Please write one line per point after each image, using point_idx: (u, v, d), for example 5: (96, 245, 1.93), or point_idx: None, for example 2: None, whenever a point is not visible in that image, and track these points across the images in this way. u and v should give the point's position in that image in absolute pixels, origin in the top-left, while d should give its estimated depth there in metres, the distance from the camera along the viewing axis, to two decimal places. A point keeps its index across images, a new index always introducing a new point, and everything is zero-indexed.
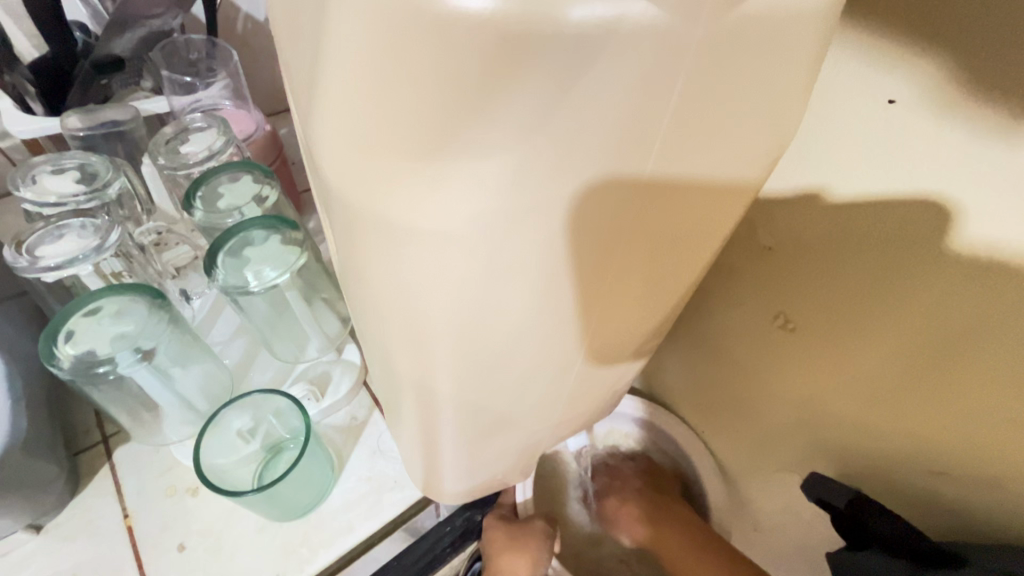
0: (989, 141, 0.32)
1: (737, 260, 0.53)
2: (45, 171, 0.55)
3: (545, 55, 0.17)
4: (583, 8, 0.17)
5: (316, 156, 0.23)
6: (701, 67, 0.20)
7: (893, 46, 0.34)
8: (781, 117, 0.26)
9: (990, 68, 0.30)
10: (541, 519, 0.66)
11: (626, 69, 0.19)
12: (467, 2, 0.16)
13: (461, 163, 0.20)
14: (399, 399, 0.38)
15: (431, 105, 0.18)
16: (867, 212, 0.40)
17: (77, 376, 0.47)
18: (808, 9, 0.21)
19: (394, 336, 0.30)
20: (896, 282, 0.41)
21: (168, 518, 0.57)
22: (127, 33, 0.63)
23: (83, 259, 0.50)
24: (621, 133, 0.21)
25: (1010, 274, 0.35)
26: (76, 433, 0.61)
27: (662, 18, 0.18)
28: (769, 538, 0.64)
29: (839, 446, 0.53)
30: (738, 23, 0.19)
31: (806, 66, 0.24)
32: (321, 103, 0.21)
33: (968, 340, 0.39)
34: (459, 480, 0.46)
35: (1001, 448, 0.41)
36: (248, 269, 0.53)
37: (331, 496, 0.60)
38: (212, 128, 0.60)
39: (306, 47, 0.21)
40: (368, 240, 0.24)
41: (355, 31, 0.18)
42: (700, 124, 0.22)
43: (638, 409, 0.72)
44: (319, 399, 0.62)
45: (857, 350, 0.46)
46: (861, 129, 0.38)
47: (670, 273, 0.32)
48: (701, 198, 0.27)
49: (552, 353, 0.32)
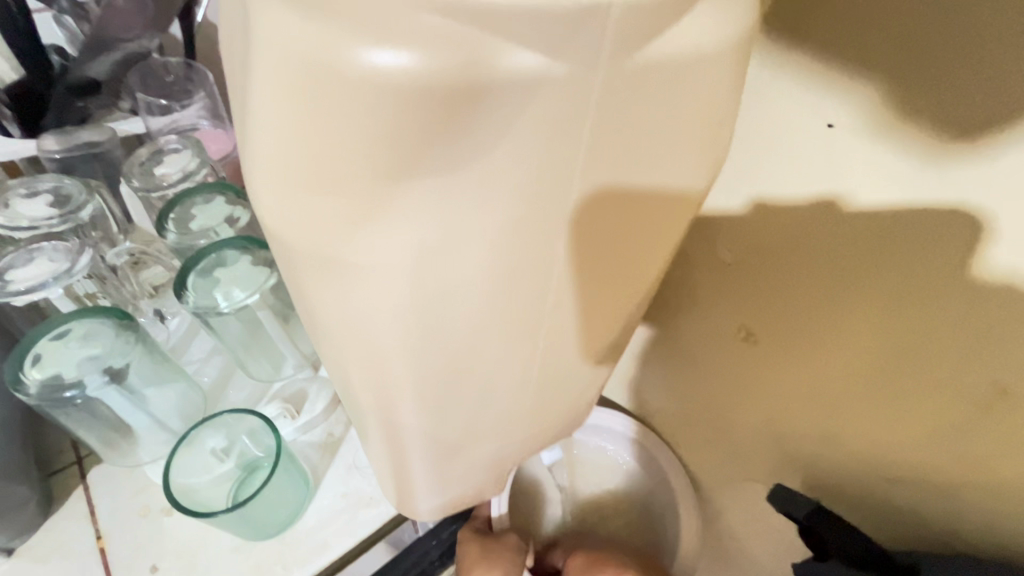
0: (920, 163, 0.34)
1: (700, 275, 0.53)
2: (19, 194, 0.56)
3: (459, 102, 0.18)
4: (488, 59, 0.18)
5: (254, 194, 0.23)
6: (612, 108, 0.21)
7: (827, 71, 0.35)
8: (712, 141, 0.27)
9: (917, 93, 0.32)
10: (515, 535, 0.65)
11: (539, 113, 0.20)
12: (380, 57, 0.17)
13: (390, 202, 0.21)
14: (361, 420, 0.38)
15: (355, 149, 0.19)
16: (817, 228, 0.41)
17: (45, 401, 0.47)
18: (716, 47, 0.22)
19: (345, 360, 0.30)
20: (847, 297, 0.42)
21: (140, 540, 0.57)
22: (104, 56, 0.64)
23: (52, 283, 0.50)
24: (543, 170, 0.22)
25: (951, 290, 0.36)
26: (49, 455, 0.61)
27: (567, 65, 0.19)
28: (744, 548, 0.64)
29: (803, 457, 0.54)
30: (645, 65, 0.20)
31: (727, 94, 0.25)
32: (254, 142, 0.21)
33: (924, 356, 0.40)
34: (429, 498, 0.46)
35: (951, 457, 0.42)
36: (217, 291, 0.54)
37: (306, 514, 0.60)
38: (186, 149, 0.61)
39: (238, 89, 0.21)
40: (308, 272, 0.24)
41: (278, 78, 0.19)
42: (624, 155, 0.23)
43: (630, 429, 0.72)
44: (294, 416, 0.62)
45: (816, 362, 0.47)
46: (805, 149, 0.39)
47: (620, 296, 0.32)
48: (644, 217, 0.27)
49: (506, 374, 0.32)
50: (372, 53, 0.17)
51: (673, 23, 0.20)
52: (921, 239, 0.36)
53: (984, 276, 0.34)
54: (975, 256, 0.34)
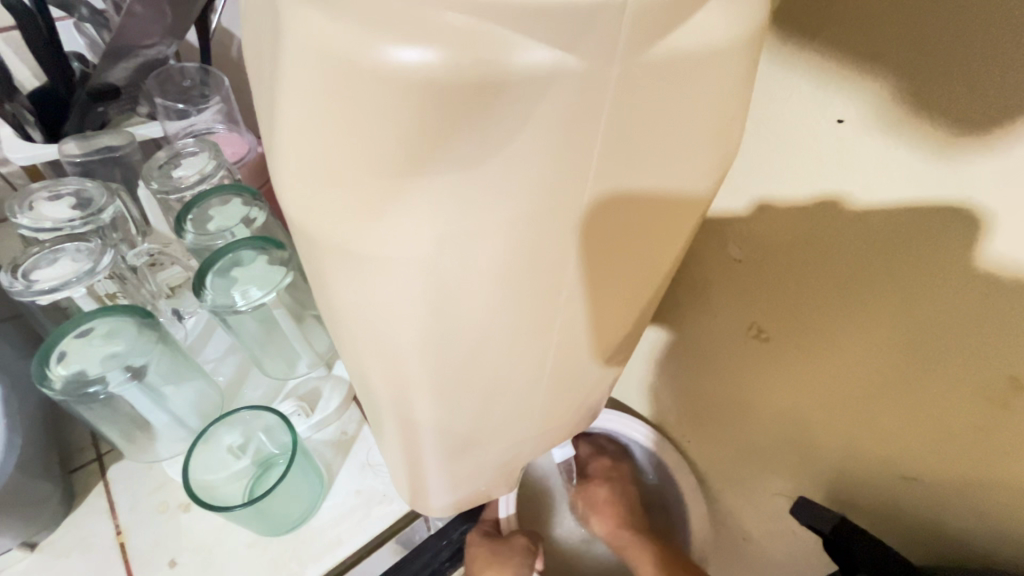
0: (932, 158, 0.34)
1: (711, 272, 0.53)
2: (42, 198, 0.57)
3: (478, 98, 0.19)
4: (508, 55, 0.19)
5: (281, 193, 0.24)
6: (626, 103, 0.21)
7: (837, 69, 0.35)
8: (724, 137, 0.27)
9: (927, 89, 0.32)
10: (523, 536, 0.67)
11: (556, 107, 0.20)
12: (404, 54, 0.18)
13: (407, 194, 0.21)
14: (378, 415, 0.39)
15: (378, 144, 0.20)
16: (828, 224, 0.41)
17: (69, 396, 0.48)
18: (729, 43, 0.23)
19: (364, 355, 0.31)
20: (860, 293, 0.42)
21: (160, 534, 0.58)
22: (121, 63, 0.65)
23: (76, 282, 0.52)
24: (559, 163, 0.22)
25: (964, 285, 0.36)
26: (71, 451, 0.63)
27: (582, 61, 0.19)
28: (756, 546, 0.65)
29: (819, 455, 0.54)
30: (658, 60, 0.21)
31: (738, 91, 0.26)
32: (279, 136, 0.22)
33: (944, 357, 0.40)
34: (444, 494, 0.47)
35: (970, 454, 0.42)
36: (235, 289, 0.55)
37: (321, 510, 0.61)
38: (204, 152, 0.62)
39: (267, 90, 0.22)
40: (332, 267, 0.25)
41: (304, 76, 0.20)
42: (640, 148, 0.23)
43: (647, 437, 0.72)
44: (309, 414, 0.63)
45: (830, 358, 0.47)
46: (815, 146, 0.39)
47: (633, 292, 0.33)
48: (657, 214, 0.28)
49: (521, 369, 0.33)
50: (396, 50, 0.18)
51: (686, 19, 0.21)
52: (941, 240, 0.36)
53: (1008, 279, 0.34)
54: (997, 258, 0.34)
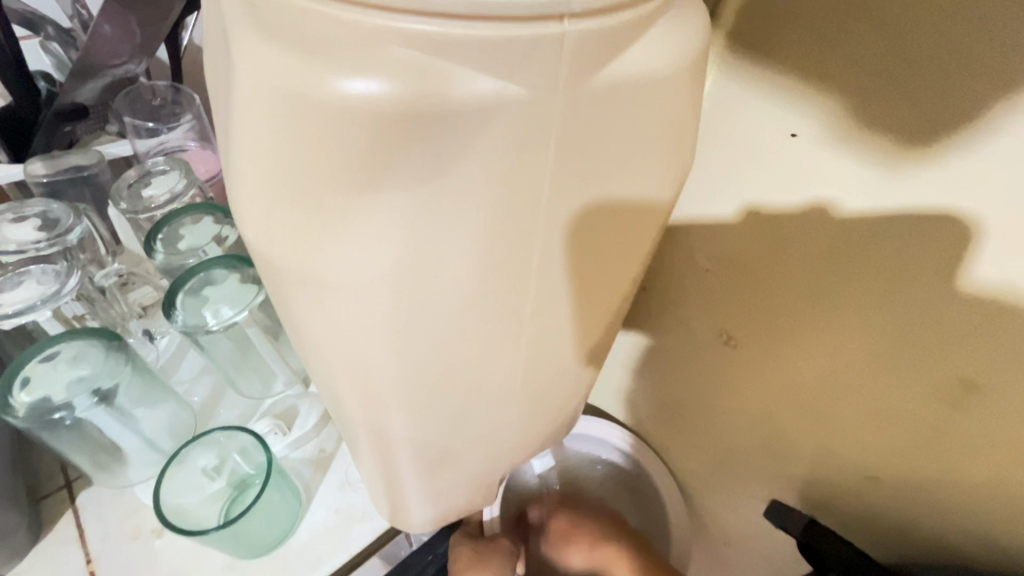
0: (880, 171, 0.35)
1: (680, 282, 0.54)
2: (6, 220, 0.56)
3: (428, 127, 0.20)
4: (457, 84, 0.19)
5: (241, 221, 0.24)
6: (572, 129, 0.22)
7: (789, 86, 0.37)
8: (677, 156, 0.28)
9: (872, 103, 0.33)
10: (507, 539, 0.65)
11: (505, 132, 0.21)
12: (354, 85, 0.19)
13: (362, 219, 0.21)
14: (351, 433, 0.38)
15: (331, 169, 0.20)
16: (787, 234, 0.43)
17: (35, 422, 0.47)
18: (674, 69, 0.24)
19: (332, 375, 0.31)
20: (822, 299, 0.43)
21: (131, 562, 0.57)
22: (90, 82, 0.64)
23: (41, 305, 0.51)
24: (513, 187, 0.23)
25: (916, 288, 0.38)
26: (38, 479, 0.61)
27: (527, 90, 0.20)
28: (737, 550, 0.65)
29: (791, 459, 0.54)
30: (603, 87, 0.22)
31: (687, 110, 0.27)
32: (238, 164, 0.23)
33: (902, 359, 0.41)
34: (422, 511, 0.46)
35: (931, 452, 0.43)
36: (207, 309, 0.55)
37: (298, 531, 0.60)
38: (174, 171, 0.62)
39: (224, 119, 0.23)
40: (294, 291, 0.25)
41: (259, 105, 0.20)
42: (590, 172, 0.24)
43: (625, 441, 0.71)
44: (286, 433, 0.62)
45: (796, 361, 0.48)
46: (771, 160, 0.40)
47: (599, 303, 0.33)
48: (613, 236, 0.28)
49: (490, 386, 0.33)
50: (347, 82, 0.19)
51: (628, 48, 0.22)
52: (897, 249, 0.37)
53: (957, 286, 0.36)
54: (946, 264, 0.36)
